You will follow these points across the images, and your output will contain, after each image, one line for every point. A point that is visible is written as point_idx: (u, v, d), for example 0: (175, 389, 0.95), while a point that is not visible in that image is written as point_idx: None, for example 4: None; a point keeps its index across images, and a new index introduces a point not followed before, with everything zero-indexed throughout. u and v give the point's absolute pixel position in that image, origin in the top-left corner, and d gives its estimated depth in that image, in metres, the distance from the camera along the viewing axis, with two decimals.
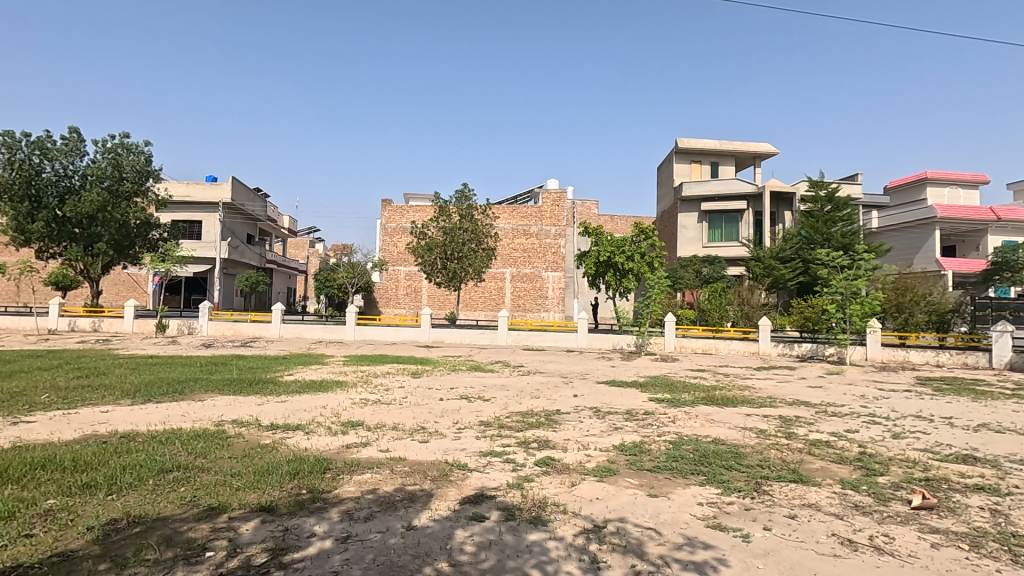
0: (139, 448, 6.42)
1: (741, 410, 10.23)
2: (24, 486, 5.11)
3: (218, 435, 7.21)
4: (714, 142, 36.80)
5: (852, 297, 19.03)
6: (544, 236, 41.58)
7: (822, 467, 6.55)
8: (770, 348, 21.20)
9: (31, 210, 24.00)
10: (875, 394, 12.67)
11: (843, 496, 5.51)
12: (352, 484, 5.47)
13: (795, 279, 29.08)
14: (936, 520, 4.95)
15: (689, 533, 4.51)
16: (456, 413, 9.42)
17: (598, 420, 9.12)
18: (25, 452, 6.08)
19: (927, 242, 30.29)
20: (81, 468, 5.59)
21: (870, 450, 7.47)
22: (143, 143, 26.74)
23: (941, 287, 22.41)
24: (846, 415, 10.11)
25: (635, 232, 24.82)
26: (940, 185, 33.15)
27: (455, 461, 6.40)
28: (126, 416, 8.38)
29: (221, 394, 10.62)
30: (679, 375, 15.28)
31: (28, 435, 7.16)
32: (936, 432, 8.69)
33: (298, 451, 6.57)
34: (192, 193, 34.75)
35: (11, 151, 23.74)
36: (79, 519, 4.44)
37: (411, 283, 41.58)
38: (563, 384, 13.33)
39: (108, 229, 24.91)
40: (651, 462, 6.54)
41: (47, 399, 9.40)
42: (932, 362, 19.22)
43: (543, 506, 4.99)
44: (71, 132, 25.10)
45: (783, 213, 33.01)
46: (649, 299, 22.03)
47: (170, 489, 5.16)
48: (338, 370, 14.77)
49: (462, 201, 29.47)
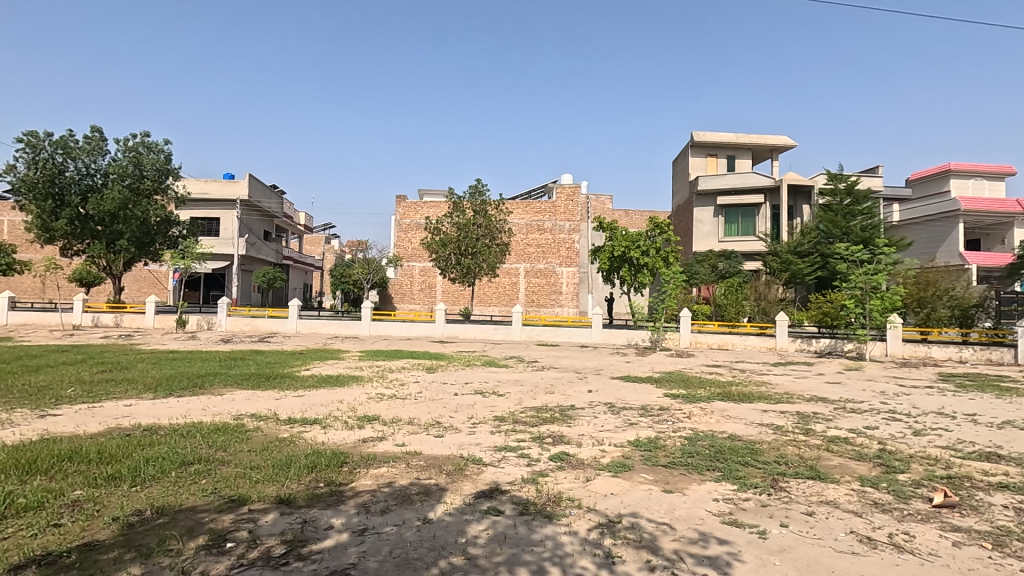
0: (160, 441, 6.55)
1: (757, 406, 10.13)
2: (51, 477, 5.24)
3: (237, 428, 7.33)
4: (730, 135, 36.41)
5: (872, 292, 18.64)
6: (558, 231, 41.59)
7: (840, 464, 6.47)
8: (788, 344, 21.07)
9: (55, 208, 24.51)
10: (895, 390, 12.48)
11: (862, 494, 5.44)
12: (369, 478, 5.55)
13: (813, 273, 28.68)
14: (958, 518, 4.87)
15: (704, 528, 4.51)
16: (470, 407, 9.47)
17: (612, 416, 9.11)
18: (53, 444, 6.22)
19: (950, 236, 29.67)
20: (106, 460, 5.72)
21: (889, 446, 7.36)
22: (163, 142, 27.19)
23: (965, 280, 21.52)
24: (866, 411, 9.96)
25: (650, 226, 24.71)
26: (964, 176, 32.27)
27: (469, 455, 6.44)
28: (148, 410, 8.58)
29: (241, 388, 10.83)
30: (694, 371, 15.17)
31: (54, 427, 7.33)
32: (957, 429, 8.53)
33: (315, 445, 6.67)
34: (210, 190, 35.26)
35: (35, 150, 24.26)
36: (105, 509, 4.55)
37: (426, 279, 41.88)
38: (578, 380, 13.35)
39: (129, 226, 25.34)
40: (666, 458, 6.52)
41: (72, 393, 9.63)
42: (955, 358, 18.89)
43: (557, 501, 5.00)
44: (93, 131, 25.64)
45: (802, 206, 32.36)
46: (664, 294, 21.78)
47: (191, 481, 5.28)
48: (354, 365, 14.94)
49: (475, 197, 29.57)
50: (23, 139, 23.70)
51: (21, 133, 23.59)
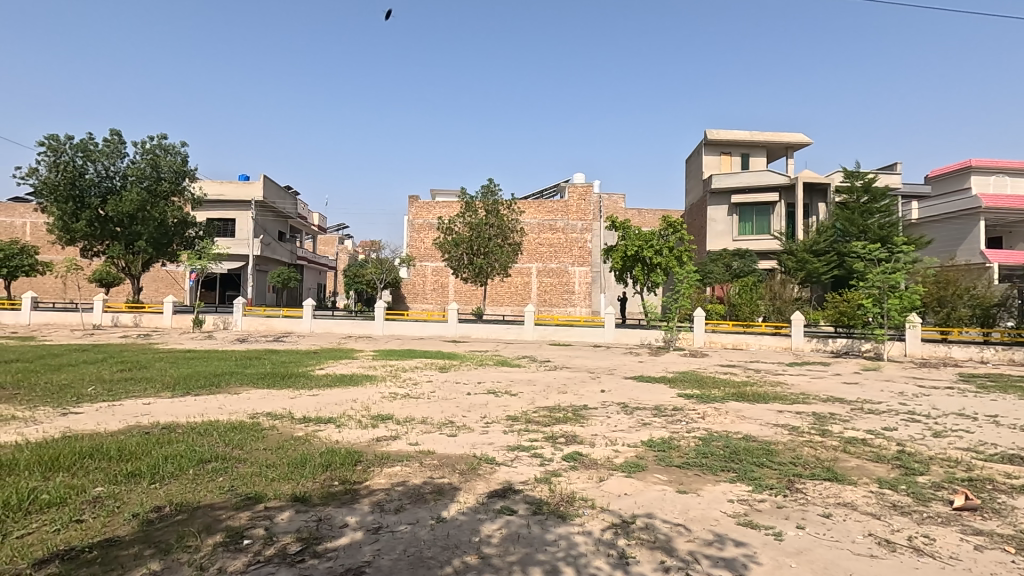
0: (179, 439, 6.65)
1: (773, 406, 10.03)
2: (74, 474, 5.35)
3: (253, 427, 7.42)
4: (745, 133, 36.03)
5: (891, 291, 18.36)
6: (570, 230, 41.50)
7: (857, 465, 6.37)
8: (803, 343, 20.82)
9: (75, 210, 24.98)
10: (915, 391, 12.29)
11: (880, 496, 5.36)
12: (383, 476, 5.58)
13: (829, 272, 28.31)
14: (979, 521, 4.78)
15: (719, 530, 4.47)
16: (483, 407, 9.49)
17: (626, 415, 9.08)
18: (75, 442, 6.35)
19: (971, 234, 29.10)
20: (126, 457, 5.83)
21: (908, 448, 7.24)
22: (179, 144, 27.55)
23: (986, 279, 21.12)
24: (884, 412, 9.81)
25: (663, 226, 24.55)
26: (985, 173, 31.62)
27: (482, 455, 6.45)
28: (166, 409, 8.71)
29: (256, 387, 10.96)
30: (708, 371, 15.05)
31: (76, 425, 7.48)
32: (978, 431, 8.36)
33: (330, 444, 6.72)
34: (226, 191, 35.68)
35: (57, 153, 24.73)
36: (125, 506, 4.64)
37: (438, 279, 42.04)
38: (591, 380, 13.31)
39: (147, 227, 25.74)
40: (680, 458, 6.48)
41: (93, 392, 9.82)
42: (976, 359, 18.57)
43: (570, 501, 4.99)
44: (112, 134, 26.08)
45: (818, 204, 31.97)
46: (678, 294, 21.61)
47: (209, 478, 5.36)
48: (368, 364, 15.04)
49: (487, 196, 29.59)
50: (45, 143, 24.18)
51: (43, 137, 24.07)
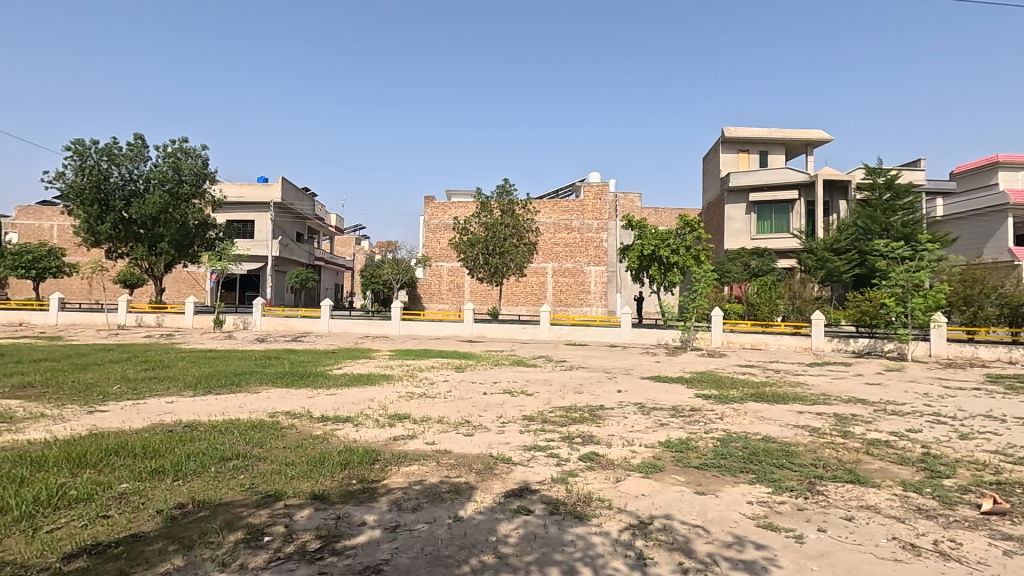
0: (200, 437, 6.77)
1: (793, 407, 9.88)
2: (100, 471, 5.47)
3: (273, 426, 7.52)
4: (763, 130, 35.55)
5: (914, 290, 17.99)
6: (585, 230, 41.35)
7: (880, 468, 6.25)
8: (824, 343, 20.48)
9: (101, 213, 25.57)
10: (940, 392, 12.02)
11: (904, 499, 5.25)
12: (400, 475, 5.62)
13: (850, 271, 27.81)
14: (1008, 525, 4.66)
15: (738, 532, 4.42)
16: (499, 406, 9.50)
17: (643, 416, 9.03)
18: (100, 439, 6.49)
19: (998, 231, 28.26)
20: (150, 455, 5.95)
21: (934, 450, 7.07)
22: (200, 147, 28.02)
23: (1015, 278, 20.57)
24: (909, 413, 9.62)
25: (680, 225, 24.34)
26: (1013, 169, 30.73)
27: (498, 455, 6.45)
28: (188, 407, 8.87)
29: (275, 386, 11.11)
30: (726, 371, 14.90)
31: (102, 423, 7.66)
32: (1007, 433, 8.15)
33: (348, 443, 6.78)
34: (245, 193, 36.23)
35: (82, 157, 25.33)
36: (149, 502, 4.73)
37: (454, 279, 42.18)
38: (607, 380, 13.24)
39: (170, 229, 26.24)
40: (698, 459, 6.42)
41: (118, 390, 10.04)
42: (1005, 359, 18.13)
43: (587, 501, 4.97)
44: (136, 138, 26.63)
45: (838, 202, 31.44)
46: (695, 293, 21.42)
47: (230, 476, 5.45)
48: (385, 364, 15.16)
49: (503, 196, 29.63)
50: (71, 147, 24.78)
51: (69, 141, 24.67)
